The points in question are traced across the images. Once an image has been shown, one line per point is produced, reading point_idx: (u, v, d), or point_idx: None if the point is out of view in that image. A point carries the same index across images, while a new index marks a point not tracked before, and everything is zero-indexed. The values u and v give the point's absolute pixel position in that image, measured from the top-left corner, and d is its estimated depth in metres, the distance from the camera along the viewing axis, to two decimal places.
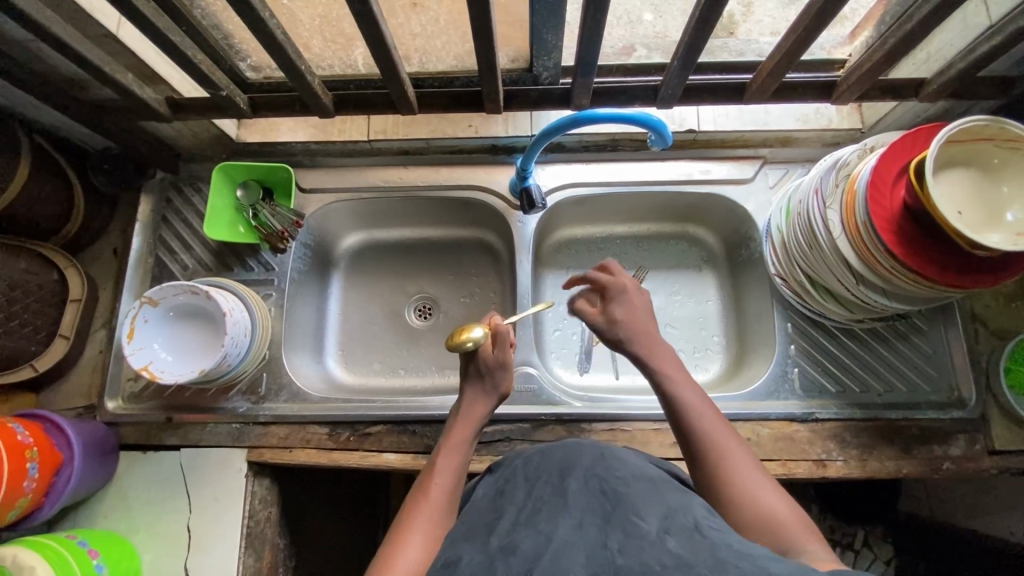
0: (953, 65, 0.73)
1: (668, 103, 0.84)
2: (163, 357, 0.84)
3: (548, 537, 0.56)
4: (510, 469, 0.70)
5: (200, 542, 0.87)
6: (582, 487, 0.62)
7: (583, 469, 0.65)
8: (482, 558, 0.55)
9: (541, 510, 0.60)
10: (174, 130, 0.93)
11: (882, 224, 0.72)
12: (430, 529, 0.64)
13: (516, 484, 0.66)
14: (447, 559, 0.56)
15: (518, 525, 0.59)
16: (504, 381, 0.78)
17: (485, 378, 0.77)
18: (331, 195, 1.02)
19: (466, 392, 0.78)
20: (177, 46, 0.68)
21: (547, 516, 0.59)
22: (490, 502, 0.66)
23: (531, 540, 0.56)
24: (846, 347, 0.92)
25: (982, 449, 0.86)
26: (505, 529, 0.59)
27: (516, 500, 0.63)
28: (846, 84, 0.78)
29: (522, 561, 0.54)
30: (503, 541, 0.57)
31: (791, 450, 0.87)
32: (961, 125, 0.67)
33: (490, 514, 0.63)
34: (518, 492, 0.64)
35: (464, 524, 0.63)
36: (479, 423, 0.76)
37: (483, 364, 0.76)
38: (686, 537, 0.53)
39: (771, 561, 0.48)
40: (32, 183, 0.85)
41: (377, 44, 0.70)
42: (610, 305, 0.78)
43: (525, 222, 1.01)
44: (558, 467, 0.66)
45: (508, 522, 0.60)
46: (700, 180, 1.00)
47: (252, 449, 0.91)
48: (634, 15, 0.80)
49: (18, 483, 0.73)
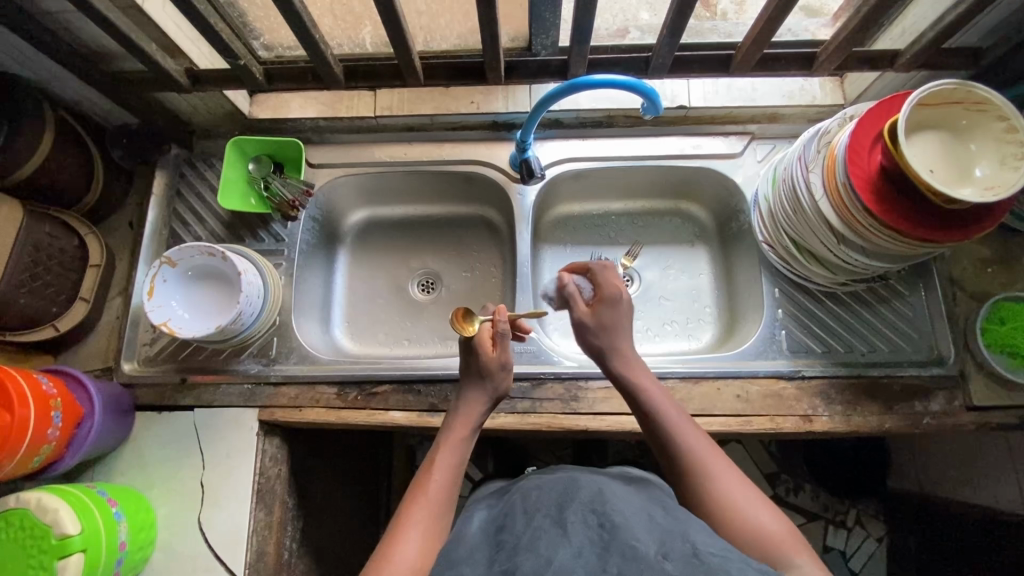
0: (924, 36, 0.79)
1: (660, 73, 0.88)
2: (181, 314, 0.89)
3: (548, 561, 0.56)
4: (510, 505, 0.71)
5: (213, 497, 0.91)
6: (580, 519, 0.62)
7: (580, 502, 0.65)
8: None
9: (539, 537, 0.61)
10: (189, 104, 0.98)
11: (859, 183, 0.77)
12: (426, 525, 0.68)
13: (513, 517, 0.67)
14: None
15: (516, 551, 0.60)
16: (503, 384, 0.79)
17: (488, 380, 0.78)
18: (339, 170, 1.07)
19: (468, 391, 0.79)
20: (202, 14, 0.73)
21: (546, 542, 0.59)
22: (491, 536, 0.66)
23: (530, 563, 0.57)
24: (831, 311, 0.97)
25: (960, 405, 0.91)
26: (505, 558, 0.60)
27: (515, 530, 0.63)
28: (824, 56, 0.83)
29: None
30: (502, 568, 0.59)
31: (778, 406, 0.91)
32: (930, 89, 0.72)
33: (491, 548, 0.64)
34: (517, 523, 0.65)
35: (460, 557, 0.63)
36: (477, 422, 0.78)
37: (486, 364, 0.78)
38: (687, 563, 0.55)
39: None
40: (56, 151, 0.90)
41: (388, 17, 0.75)
42: (598, 307, 0.81)
43: (524, 194, 1.06)
44: (556, 500, 0.66)
45: (507, 551, 0.61)
46: (691, 155, 1.05)
47: (263, 409, 0.94)
48: (630, 13, 0.92)
49: (43, 430, 0.77)
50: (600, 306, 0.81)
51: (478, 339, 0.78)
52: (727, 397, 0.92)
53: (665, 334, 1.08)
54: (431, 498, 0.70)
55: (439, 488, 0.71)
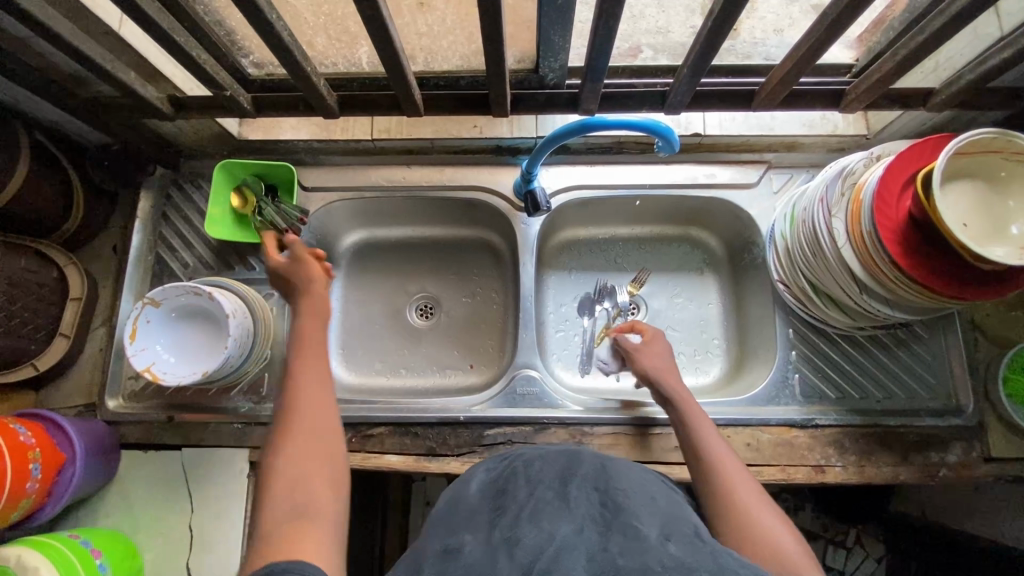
0: (963, 76, 0.74)
1: (676, 109, 0.83)
2: (167, 357, 0.85)
3: (551, 536, 0.54)
4: (511, 469, 0.67)
5: (203, 542, 0.87)
6: (584, 496, 0.61)
7: (586, 480, 0.63)
8: (483, 548, 0.54)
9: (542, 510, 0.58)
10: (175, 127, 0.92)
11: (887, 234, 0.72)
12: (304, 435, 0.66)
13: (516, 485, 0.64)
14: (447, 547, 0.55)
15: (518, 521, 0.57)
16: (318, 288, 0.83)
17: (310, 284, 0.83)
18: (334, 195, 1.02)
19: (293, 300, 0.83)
20: (182, 46, 0.68)
21: (548, 515, 0.57)
22: (490, 500, 0.63)
23: (533, 536, 0.54)
24: (847, 354, 0.93)
25: (978, 456, 0.88)
26: (505, 526, 0.57)
27: (518, 499, 0.61)
28: (854, 69, 0.81)
29: (526, 554, 0.52)
30: (503, 535, 0.56)
31: (790, 455, 0.88)
32: (969, 137, 0.67)
33: (490, 513, 0.61)
34: (518, 492, 0.62)
35: (461, 524, 0.60)
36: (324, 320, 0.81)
37: (303, 276, 0.83)
38: (687, 543, 0.53)
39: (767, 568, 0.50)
40: (34, 178, 0.84)
41: (386, 50, 0.69)
42: (652, 343, 0.89)
43: (529, 224, 1.01)
44: (559, 477, 0.64)
45: (509, 519, 0.58)
46: (705, 184, 1.00)
47: (254, 449, 0.91)
48: (637, 11, 0.81)
49: (21, 484, 0.72)
50: (652, 342, 0.89)
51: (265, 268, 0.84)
52: (738, 446, 0.88)
53: None
54: (301, 402, 0.69)
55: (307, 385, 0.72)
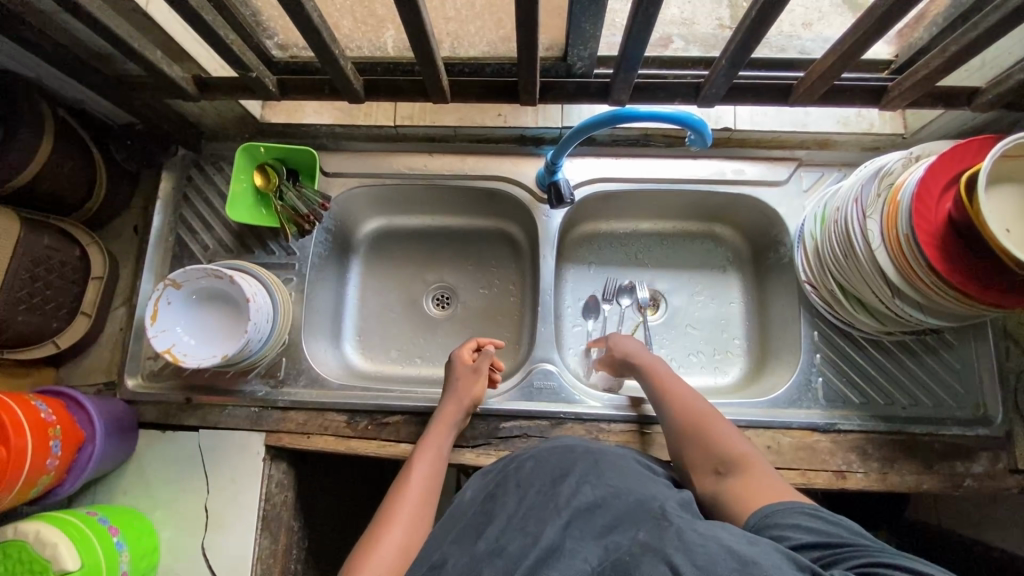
0: (1012, 76, 0.71)
1: (710, 101, 0.81)
2: (186, 340, 0.85)
3: (535, 540, 0.58)
4: (504, 473, 0.70)
5: (217, 523, 0.88)
6: (570, 491, 0.63)
7: (576, 475, 0.65)
8: (469, 560, 0.59)
9: (531, 513, 0.62)
10: (199, 108, 0.92)
11: (925, 238, 0.70)
12: (411, 513, 0.72)
13: (507, 489, 0.67)
14: (432, 563, 0.61)
15: (507, 530, 0.61)
16: (475, 391, 0.86)
17: (460, 383, 0.86)
18: (355, 180, 1.01)
19: (444, 396, 0.86)
20: (210, 26, 0.67)
21: (535, 519, 0.60)
22: (480, 505, 0.67)
23: (518, 543, 0.58)
24: (873, 359, 0.91)
25: (1005, 467, 0.86)
26: (493, 535, 0.61)
27: (507, 507, 0.64)
28: (892, 66, 0.78)
29: (510, 561, 0.57)
30: (490, 546, 0.60)
31: (811, 460, 0.86)
32: (1018, 139, 0.65)
33: (482, 518, 0.65)
34: (509, 499, 0.65)
35: (458, 527, 0.65)
36: (454, 422, 0.84)
37: (462, 373, 0.87)
38: (653, 526, 0.55)
39: (734, 539, 0.51)
40: (59, 156, 0.84)
41: (415, 34, 0.68)
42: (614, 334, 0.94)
43: (551, 217, 0.99)
44: (551, 476, 0.66)
45: (497, 527, 0.62)
46: (732, 180, 0.98)
47: (271, 433, 0.91)
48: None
49: (42, 460, 0.73)
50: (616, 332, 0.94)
51: (455, 355, 0.89)
52: (758, 448, 0.87)
53: (690, 366, 1.02)
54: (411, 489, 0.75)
55: (420, 475, 0.77)
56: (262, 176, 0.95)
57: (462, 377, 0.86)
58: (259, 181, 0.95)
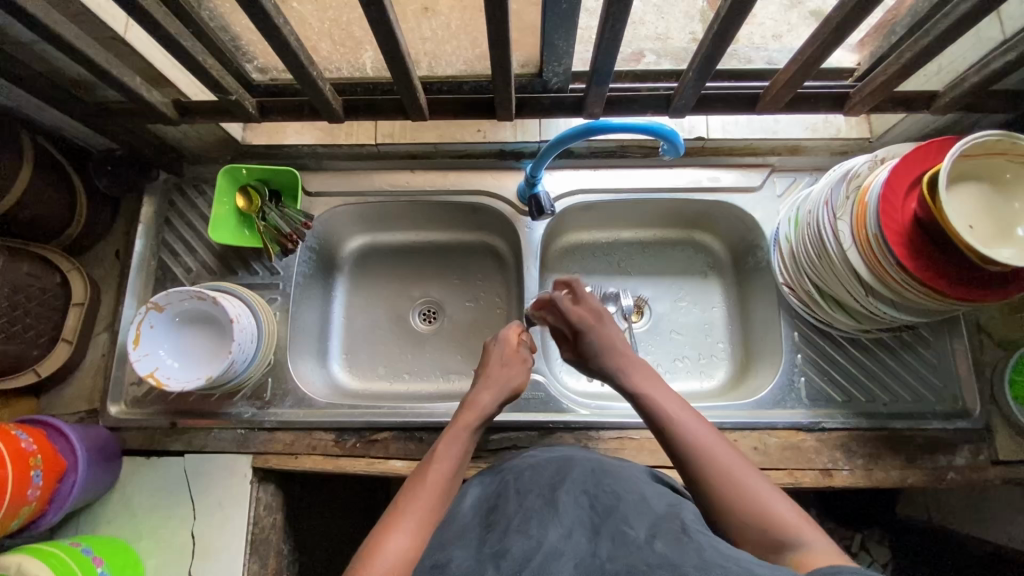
0: (966, 80, 0.74)
1: (681, 112, 0.84)
2: (170, 363, 0.85)
3: (538, 543, 0.56)
4: (503, 482, 0.68)
5: (205, 549, 0.86)
6: (573, 500, 0.61)
7: (574, 483, 0.64)
8: (472, 561, 0.56)
9: (531, 517, 0.59)
10: (180, 133, 0.92)
11: (893, 237, 0.72)
12: (422, 515, 0.64)
13: (507, 497, 0.64)
14: (436, 561, 0.57)
15: (507, 532, 0.58)
16: (513, 380, 0.83)
17: (504, 372, 0.83)
18: (337, 199, 1.02)
19: (477, 385, 0.82)
20: (189, 51, 0.68)
21: (538, 522, 0.58)
22: (481, 517, 0.64)
23: (521, 545, 0.56)
24: (853, 357, 0.93)
25: (986, 459, 0.87)
26: (495, 539, 0.58)
27: (508, 511, 0.62)
28: (856, 73, 0.82)
29: (514, 563, 0.54)
30: (492, 548, 0.57)
31: (797, 459, 0.88)
32: (975, 140, 0.68)
33: (479, 529, 0.62)
34: (509, 504, 0.63)
35: (454, 537, 0.62)
36: (488, 413, 0.79)
37: (496, 362, 0.84)
38: (673, 539, 0.53)
39: (756, 563, 0.49)
40: (39, 182, 0.84)
41: (392, 54, 0.69)
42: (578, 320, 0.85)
43: (533, 228, 1.01)
44: (549, 481, 0.65)
45: (498, 531, 0.59)
46: (708, 188, 1.00)
47: (258, 455, 0.90)
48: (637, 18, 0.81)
49: (23, 491, 0.72)
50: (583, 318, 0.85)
51: (495, 342, 0.87)
52: (745, 449, 0.88)
53: (677, 372, 1.03)
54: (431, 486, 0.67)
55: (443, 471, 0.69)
56: (245, 196, 0.96)
57: (505, 364, 0.84)
58: (241, 202, 0.96)
